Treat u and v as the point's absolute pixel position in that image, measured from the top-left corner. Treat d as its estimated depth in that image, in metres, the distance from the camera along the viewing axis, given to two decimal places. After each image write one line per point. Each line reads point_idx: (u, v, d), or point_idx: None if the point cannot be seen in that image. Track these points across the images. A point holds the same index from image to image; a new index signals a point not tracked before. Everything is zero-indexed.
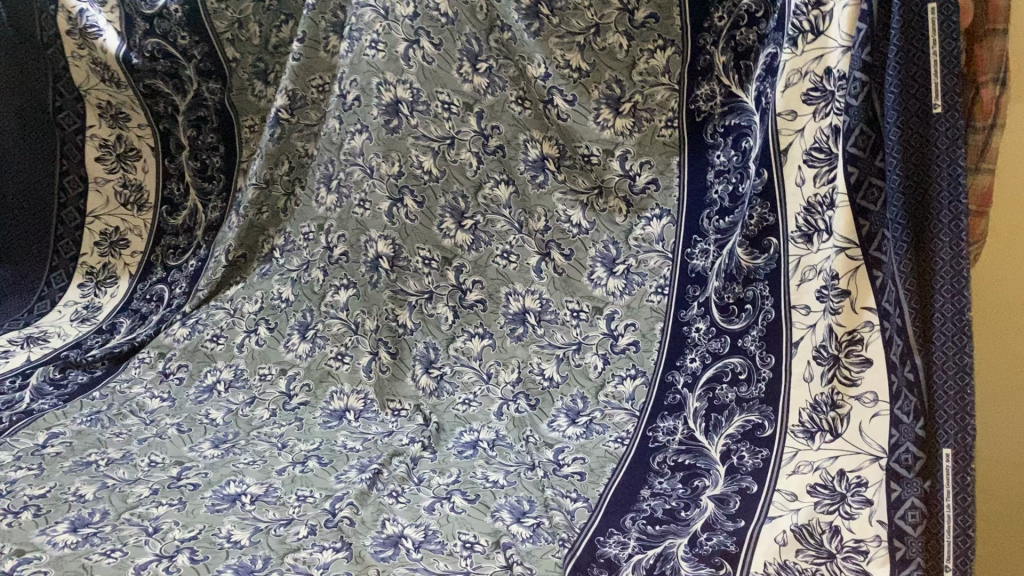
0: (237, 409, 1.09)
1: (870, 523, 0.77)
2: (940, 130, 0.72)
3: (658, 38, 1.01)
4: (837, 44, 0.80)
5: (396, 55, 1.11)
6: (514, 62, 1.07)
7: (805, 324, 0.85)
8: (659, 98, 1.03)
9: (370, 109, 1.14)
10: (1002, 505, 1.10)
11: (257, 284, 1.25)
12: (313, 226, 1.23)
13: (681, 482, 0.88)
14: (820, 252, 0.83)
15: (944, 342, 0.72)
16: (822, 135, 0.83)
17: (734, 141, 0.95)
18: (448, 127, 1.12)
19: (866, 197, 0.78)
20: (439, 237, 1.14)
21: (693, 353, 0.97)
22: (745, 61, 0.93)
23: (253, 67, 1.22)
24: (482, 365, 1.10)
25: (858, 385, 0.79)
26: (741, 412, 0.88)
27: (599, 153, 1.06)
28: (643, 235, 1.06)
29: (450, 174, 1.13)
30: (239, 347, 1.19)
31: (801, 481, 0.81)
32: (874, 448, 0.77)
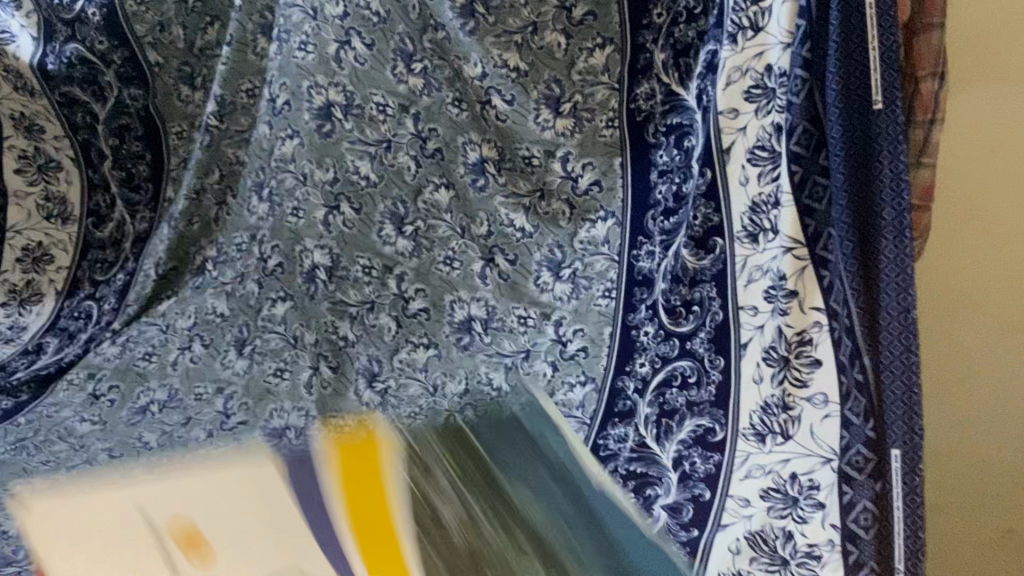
0: (172, 430, 1.00)
1: (823, 527, 0.77)
2: (881, 126, 0.72)
3: (597, 37, 0.97)
4: (775, 40, 0.78)
5: (327, 56, 1.08)
6: (449, 63, 1.04)
7: (752, 326, 0.84)
8: (599, 98, 0.99)
9: (301, 113, 1.12)
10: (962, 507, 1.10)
11: (190, 299, 1.19)
12: (246, 235, 1.20)
13: (633, 490, 0.86)
14: (766, 251, 0.83)
15: (891, 340, 0.73)
16: (765, 134, 0.82)
17: (676, 141, 0.92)
18: (384, 130, 1.10)
19: (811, 196, 0.78)
20: (380, 245, 1.13)
21: (642, 358, 0.94)
22: (685, 59, 0.89)
23: (180, 71, 1.16)
24: (428, 377, 1.04)
25: (809, 386, 0.79)
26: (692, 416, 0.87)
27: (540, 154, 1.03)
28: (587, 238, 1.02)
29: (388, 179, 1.11)
30: (173, 365, 1.11)
31: (754, 486, 0.81)
32: (825, 450, 0.78)
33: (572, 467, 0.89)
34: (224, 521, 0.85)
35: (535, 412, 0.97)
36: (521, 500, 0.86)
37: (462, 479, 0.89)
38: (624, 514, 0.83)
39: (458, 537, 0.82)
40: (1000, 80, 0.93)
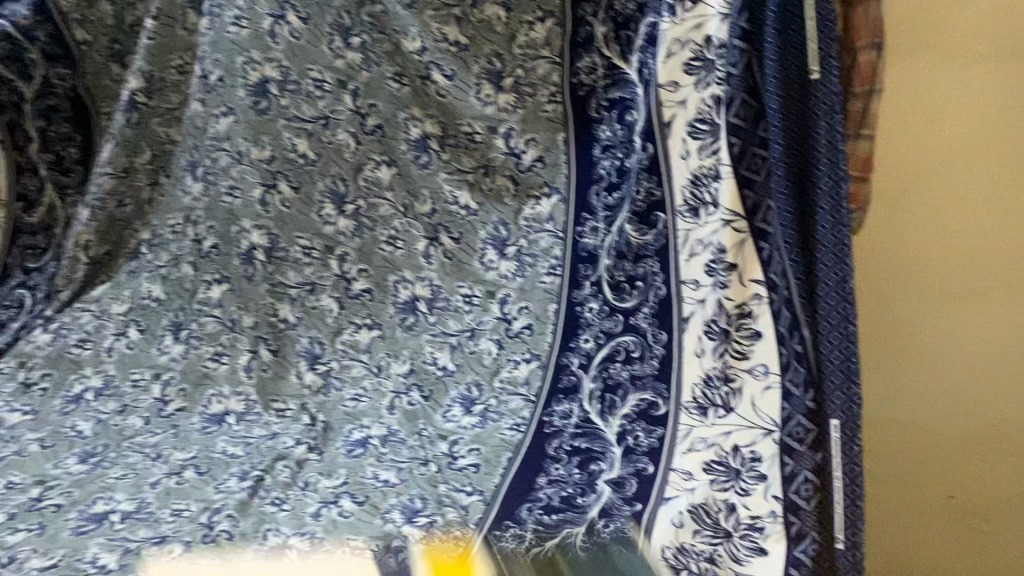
0: (107, 419, 1.00)
1: (766, 499, 0.81)
2: (819, 97, 0.71)
3: (537, 10, 0.91)
4: (715, 11, 0.77)
5: (261, 31, 1.02)
6: (389, 36, 0.98)
7: (694, 299, 0.84)
8: (542, 72, 0.93)
9: (235, 90, 1.06)
10: (893, 474, 1.13)
11: (125, 283, 1.14)
12: (179, 217, 1.14)
13: (578, 466, 0.89)
14: (706, 225, 0.82)
15: (829, 311, 0.74)
16: (705, 107, 0.80)
17: (619, 115, 0.87)
18: (322, 107, 1.05)
19: (749, 167, 0.79)
20: (319, 225, 1.08)
21: (588, 334, 0.91)
22: (626, 31, 0.85)
23: (110, 49, 1.09)
24: (372, 358, 1.05)
25: (750, 358, 0.80)
26: (635, 390, 0.88)
27: (483, 131, 0.97)
28: (532, 216, 0.95)
29: (328, 157, 1.06)
30: (108, 351, 1.11)
31: (697, 459, 0.84)
32: (766, 422, 0.80)
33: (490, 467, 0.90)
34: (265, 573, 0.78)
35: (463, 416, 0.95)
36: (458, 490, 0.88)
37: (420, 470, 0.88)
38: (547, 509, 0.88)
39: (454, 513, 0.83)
40: (938, 52, 0.94)
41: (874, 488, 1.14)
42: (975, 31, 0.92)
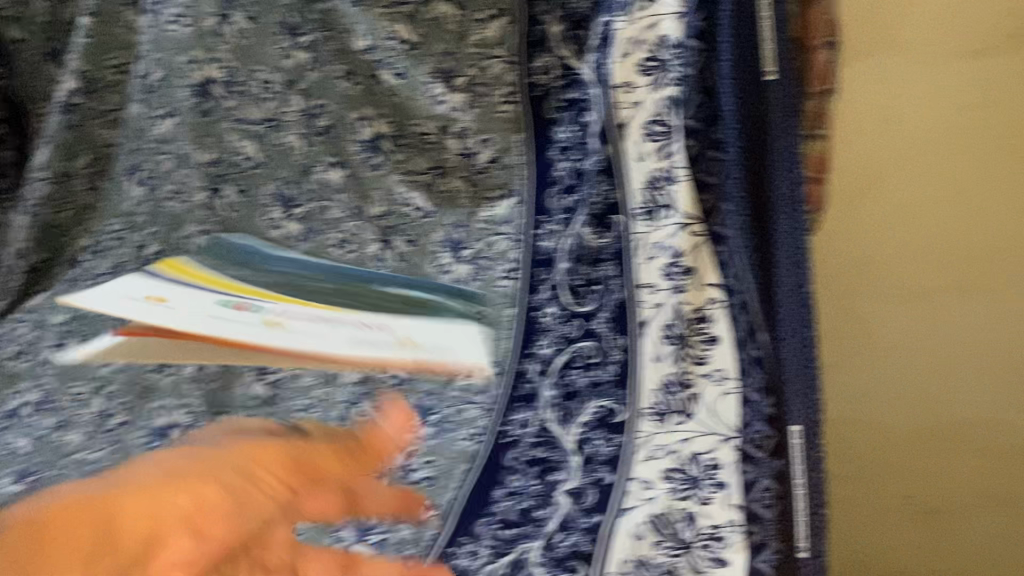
0: (45, 435, 0.96)
1: (725, 507, 0.77)
2: (774, 96, 0.69)
3: (491, 9, 0.93)
4: (669, 12, 0.77)
5: (204, 31, 1.00)
6: (337, 35, 0.98)
7: (653, 303, 0.82)
8: (495, 71, 0.94)
9: (176, 90, 1.02)
10: (853, 470, 1.13)
11: (64, 292, 1.09)
12: (119, 223, 1.10)
13: (536, 477, 0.85)
14: (662, 228, 0.81)
15: (789, 317, 0.71)
16: (660, 107, 0.80)
17: (575, 116, 0.89)
18: (270, 108, 1.02)
19: (704, 170, 0.76)
20: (265, 229, 1.05)
21: (546, 339, 0.89)
22: (581, 32, 0.87)
23: (41, 48, 1.06)
24: None
25: (707, 363, 0.78)
26: (596, 397, 0.85)
27: (436, 130, 0.99)
28: (489, 218, 0.98)
29: (276, 159, 1.04)
30: (44, 364, 1.04)
31: (656, 467, 0.80)
32: (726, 428, 0.77)
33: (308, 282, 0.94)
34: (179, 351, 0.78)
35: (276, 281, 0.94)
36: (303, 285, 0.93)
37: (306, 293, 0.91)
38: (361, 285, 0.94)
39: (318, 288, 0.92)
40: (896, 49, 0.94)
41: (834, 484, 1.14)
42: (933, 29, 0.92)
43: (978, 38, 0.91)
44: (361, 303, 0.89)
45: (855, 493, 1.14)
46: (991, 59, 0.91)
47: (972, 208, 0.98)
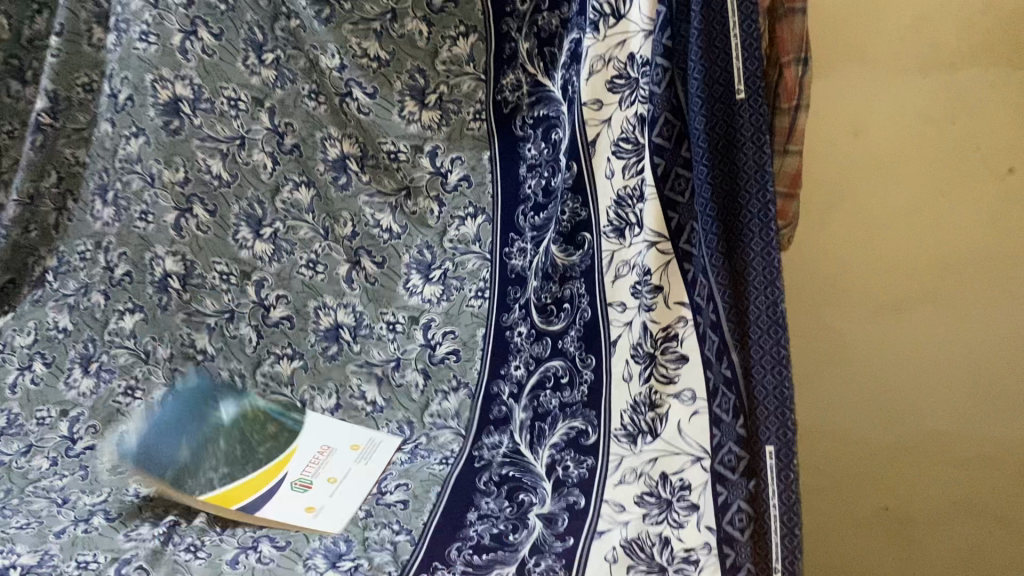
0: (11, 461, 0.96)
1: (699, 529, 0.73)
2: (744, 116, 0.68)
3: (460, 25, 0.94)
4: (638, 28, 0.76)
5: (171, 48, 0.96)
6: (305, 53, 0.98)
7: (623, 322, 0.82)
8: (465, 89, 0.96)
9: (145, 110, 0.98)
10: (826, 480, 1.13)
11: (29, 314, 1.07)
12: (89, 243, 1.06)
13: (506, 499, 0.83)
14: (632, 246, 0.80)
15: (760, 336, 0.68)
16: (629, 126, 0.79)
17: (544, 134, 0.91)
18: (236, 126, 0.99)
19: (673, 188, 0.75)
20: (235, 249, 1.01)
21: (517, 360, 0.93)
22: (549, 48, 0.87)
23: (7, 65, 1.06)
24: (296, 391, 1.01)
25: (676, 383, 0.76)
26: (565, 418, 0.85)
27: (407, 150, 0.99)
28: (457, 236, 1.01)
29: (243, 178, 1.00)
30: (13, 387, 1.04)
31: (628, 491, 0.78)
32: (695, 449, 0.75)
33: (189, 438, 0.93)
34: (291, 511, 0.85)
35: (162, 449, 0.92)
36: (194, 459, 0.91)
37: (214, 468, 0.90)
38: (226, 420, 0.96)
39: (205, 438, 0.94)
40: (861, 65, 0.94)
41: (808, 492, 1.15)
42: (897, 44, 0.92)
43: (944, 52, 0.90)
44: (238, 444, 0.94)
45: (828, 499, 1.14)
46: (958, 72, 0.90)
47: (941, 222, 0.98)
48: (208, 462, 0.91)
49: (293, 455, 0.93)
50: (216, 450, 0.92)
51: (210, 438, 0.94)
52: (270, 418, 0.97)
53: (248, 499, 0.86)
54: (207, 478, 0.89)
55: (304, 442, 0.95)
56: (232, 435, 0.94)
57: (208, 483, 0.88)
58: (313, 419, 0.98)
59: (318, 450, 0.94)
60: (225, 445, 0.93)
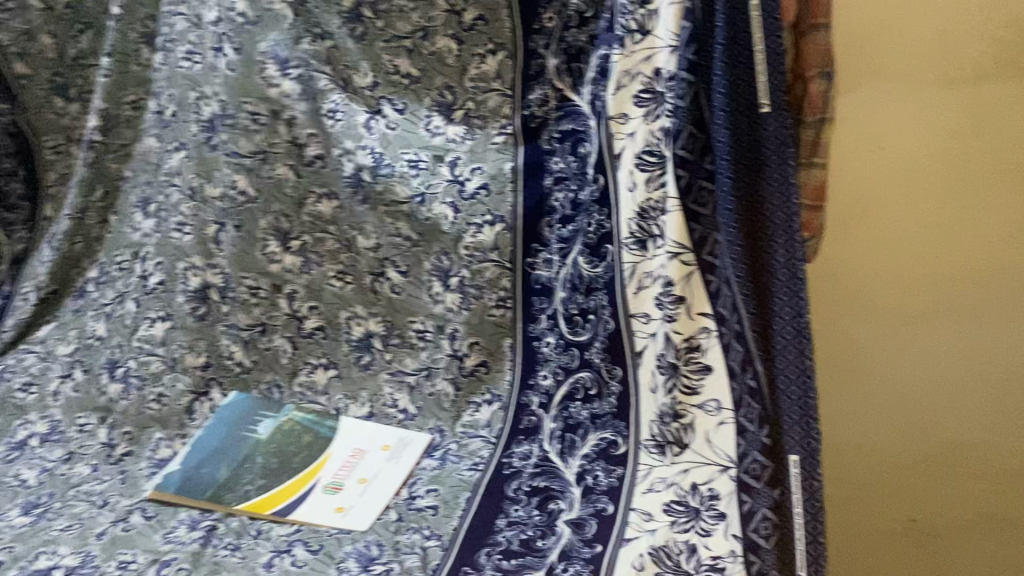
0: (53, 468, 0.97)
1: (726, 537, 0.74)
2: (768, 130, 0.69)
3: (489, 43, 0.94)
4: (663, 44, 0.76)
5: (211, 66, 1.03)
6: (336, 72, 0.99)
7: (647, 333, 0.83)
8: (491, 105, 0.96)
9: (188, 125, 1.06)
10: (850, 490, 1.13)
11: (71, 322, 1.13)
12: (127, 254, 1.13)
13: (536, 507, 0.84)
14: (655, 259, 0.81)
15: (784, 346, 0.70)
16: (654, 138, 0.80)
17: (572, 147, 0.91)
18: (258, 140, 1.04)
19: (696, 200, 0.75)
20: (265, 264, 1.07)
21: (545, 370, 0.95)
22: (577, 63, 0.89)
23: (51, 83, 1.09)
24: (330, 401, 1.04)
25: (700, 393, 0.77)
26: (595, 429, 0.87)
27: (429, 159, 0.99)
28: (473, 244, 1.00)
29: (269, 194, 1.05)
30: (54, 395, 1.07)
31: (656, 499, 0.79)
32: (722, 458, 0.76)
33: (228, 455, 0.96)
34: (323, 513, 0.87)
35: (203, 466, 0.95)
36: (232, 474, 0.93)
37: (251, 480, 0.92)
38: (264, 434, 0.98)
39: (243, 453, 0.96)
40: (884, 80, 0.95)
41: (831, 503, 1.14)
42: (919, 60, 0.92)
43: (967, 67, 0.91)
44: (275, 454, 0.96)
45: (853, 510, 1.13)
46: (981, 85, 0.92)
47: (965, 234, 0.99)
48: (246, 474, 0.93)
49: (327, 458, 0.95)
50: (252, 465, 0.94)
51: (248, 454, 0.96)
52: (306, 428, 0.99)
53: (284, 502, 0.89)
54: (245, 489, 0.91)
55: (338, 446, 0.97)
56: (270, 448, 0.97)
57: (245, 493, 0.90)
58: (348, 423, 1.00)
59: (350, 453, 0.96)
60: (262, 459, 0.95)
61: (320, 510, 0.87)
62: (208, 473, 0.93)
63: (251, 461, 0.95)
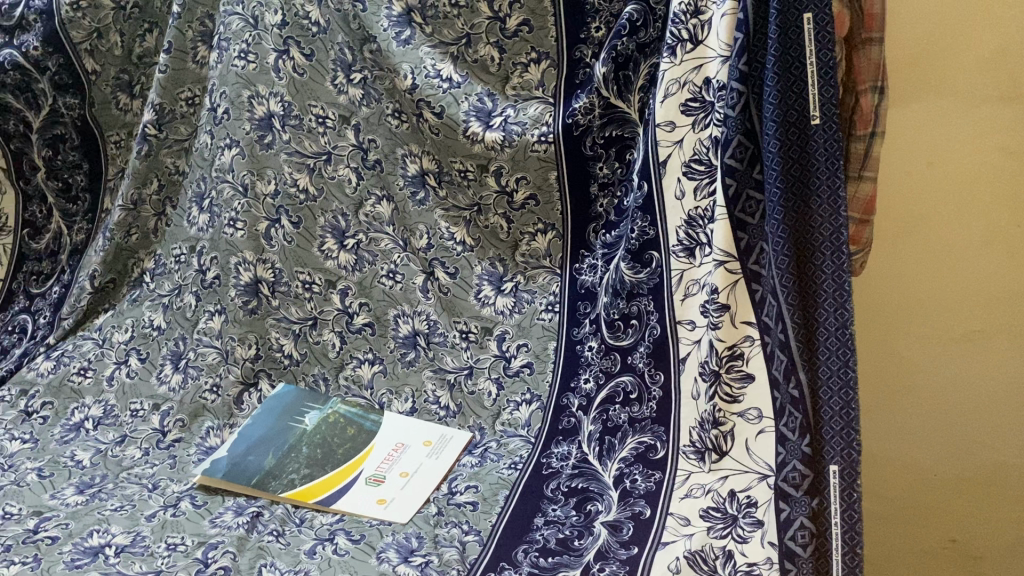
0: (106, 449, 1.01)
1: (762, 545, 0.74)
2: (818, 142, 0.69)
3: (531, 52, 0.99)
4: (716, 54, 0.77)
5: (266, 67, 1.04)
6: (388, 74, 1.03)
7: (691, 340, 0.82)
8: (531, 113, 0.98)
9: (241, 123, 1.06)
10: (892, 506, 1.11)
11: (127, 312, 1.16)
12: (184, 247, 1.14)
13: (574, 508, 0.85)
14: (701, 266, 0.81)
15: (829, 356, 0.70)
16: (703, 147, 0.81)
17: (618, 154, 0.95)
18: (324, 143, 1.06)
19: (745, 209, 0.75)
20: (320, 260, 1.08)
21: (587, 373, 0.95)
22: (624, 72, 0.91)
23: (116, 79, 1.16)
24: (374, 395, 1.06)
25: (741, 401, 0.76)
26: (635, 433, 0.86)
27: (474, 169, 1.04)
28: (529, 251, 1.05)
29: (329, 191, 1.07)
30: (109, 381, 1.11)
31: (693, 505, 0.78)
32: (761, 466, 0.75)
33: (275, 444, 0.98)
34: (364, 506, 0.89)
35: (249, 453, 0.97)
36: (279, 464, 0.96)
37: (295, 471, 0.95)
38: (310, 425, 1.01)
39: (289, 443, 0.99)
40: (936, 95, 0.94)
41: (870, 519, 1.12)
42: (973, 77, 0.92)
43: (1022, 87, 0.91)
44: (320, 447, 0.98)
45: (890, 525, 1.11)
46: None
47: (1016, 253, 0.98)
48: (292, 465, 0.96)
49: (371, 453, 0.97)
50: (297, 455, 0.97)
51: (295, 444, 0.98)
52: (351, 422, 1.01)
53: (327, 492, 0.91)
54: (290, 478, 0.93)
55: (382, 441, 0.99)
56: (316, 438, 0.99)
57: (291, 482, 0.93)
58: (392, 420, 1.02)
59: (391, 447, 0.98)
60: (308, 451, 0.98)
61: (363, 503, 0.89)
62: (255, 460, 0.96)
63: (296, 451, 0.97)
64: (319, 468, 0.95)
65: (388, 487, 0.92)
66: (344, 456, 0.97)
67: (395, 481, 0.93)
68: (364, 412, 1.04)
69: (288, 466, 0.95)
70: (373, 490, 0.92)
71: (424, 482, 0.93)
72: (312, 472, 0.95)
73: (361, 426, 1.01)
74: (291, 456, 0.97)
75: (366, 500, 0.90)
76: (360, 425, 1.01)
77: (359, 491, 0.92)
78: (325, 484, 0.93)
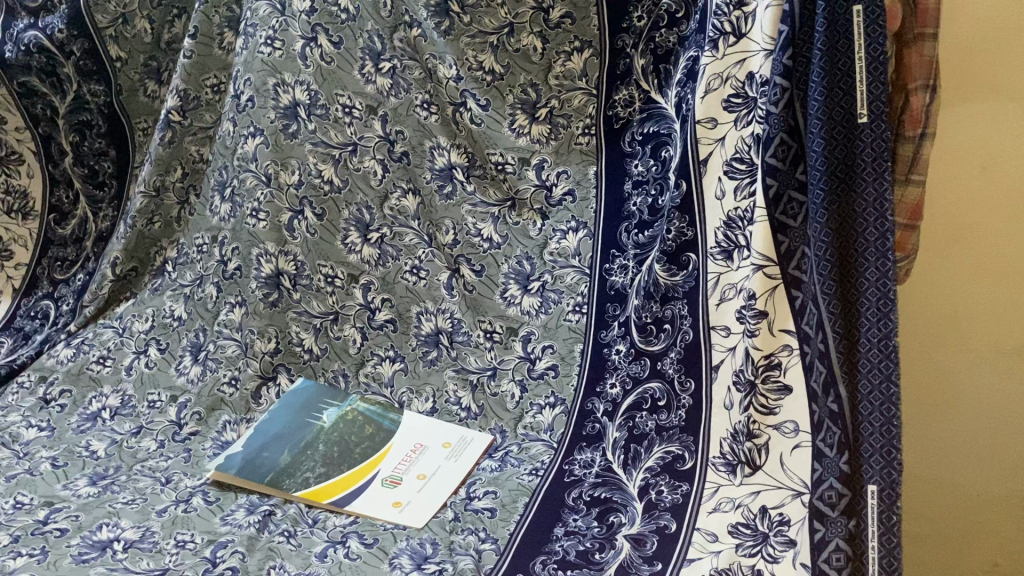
0: (122, 440, 0.99)
1: (793, 566, 0.70)
2: (865, 141, 0.65)
3: (574, 41, 0.98)
4: (759, 47, 0.73)
5: (293, 54, 1.01)
6: (421, 63, 1.02)
7: (725, 347, 0.78)
8: (576, 103, 0.99)
9: (265, 111, 1.03)
10: (928, 524, 1.07)
11: (148, 301, 1.15)
12: (207, 237, 1.12)
13: (595, 519, 0.81)
14: (739, 269, 0.77)
15: (870, 370, 0.66)
16: (744, 145, 0.76)
17: (653, 150, 0.91)
18: (350, 133, 1.04)
19: (786, 212, 0.71)
20: (344, 253, 1.06)
21: (614, 378, 0.91)
22: (664, 65, 0.89)
23: (145, 66, 1.14)
24: (394, 393, 1.03)
25: (778, 414, 0.72)
26: (661, 442, 0.82)
27: (514, 162, 1.02)
28: (558, 250, 1.01)
29: (355, 183, 1.05)
30: (128, 370, 1.09)
31: (722, 521, 0.74)
32: (795, 482, 0.71)
33: (291, 440, 0.96)
34: (378, 508, 0.86)
35: (263, 448, 0.95)
36: (293, 461, 0.93)
37: (310, 469, 0.92)
38: (327, 422, 0.99)
39: (305, 440, 0.96)
40: (992, 95, 0.89)
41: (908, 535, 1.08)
42: None
43: None
44: (337, 445, 0.96)
45: (928, 542, 1.07)
46: None
47: None
48: (307, 463, 0.93)
49: (388, 453, 0.94)
50: (313, 453, 0.95)
51: (311, 441, 0.96)
52: (369, 420, 0.99)
53: (341, 493, 0.89)
54: (305, 477, 0.91)
55: (400, 440, 0.96)
56: (333, 436, 0.97)
57: (305, 481, 0.90)
58: (412, 420, 1.00)
59: (410, 448, 0.95)
60: (325, 449, 0.95)
61: (378, 506, 0.87)
62: (269, 456, 0.94)
63: (313, 449, 0.95)
64: (335, 468, 0.92)
65: (404, 490, 0.89)
66: (361, 456, 0.94)
67: (411, 483, 0.90)
68: (384, 410, 1.01)
69: (303, 464, 0.93)
70: (388, 492, 0.89)
71: (441, 485, 0.90)
72: (328, 471, 0.92)
73: (379, 424, 0.98)
74: (306, 454, 0.94)
75: (380, 502, 0.87)
76: (378, 424, 0.98)
77: (375, 492, 0.89)
78: (339, 484, 0.90)
